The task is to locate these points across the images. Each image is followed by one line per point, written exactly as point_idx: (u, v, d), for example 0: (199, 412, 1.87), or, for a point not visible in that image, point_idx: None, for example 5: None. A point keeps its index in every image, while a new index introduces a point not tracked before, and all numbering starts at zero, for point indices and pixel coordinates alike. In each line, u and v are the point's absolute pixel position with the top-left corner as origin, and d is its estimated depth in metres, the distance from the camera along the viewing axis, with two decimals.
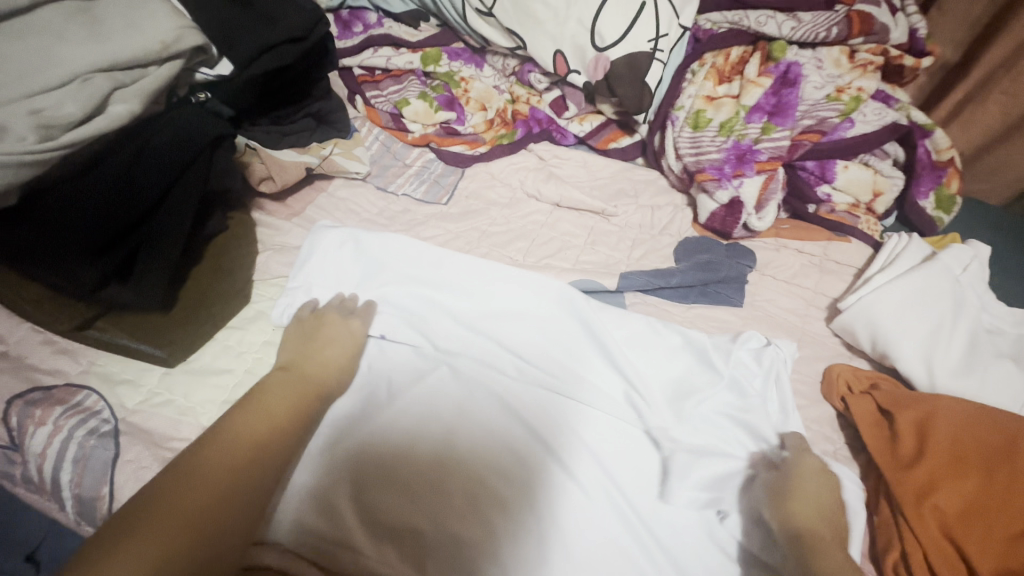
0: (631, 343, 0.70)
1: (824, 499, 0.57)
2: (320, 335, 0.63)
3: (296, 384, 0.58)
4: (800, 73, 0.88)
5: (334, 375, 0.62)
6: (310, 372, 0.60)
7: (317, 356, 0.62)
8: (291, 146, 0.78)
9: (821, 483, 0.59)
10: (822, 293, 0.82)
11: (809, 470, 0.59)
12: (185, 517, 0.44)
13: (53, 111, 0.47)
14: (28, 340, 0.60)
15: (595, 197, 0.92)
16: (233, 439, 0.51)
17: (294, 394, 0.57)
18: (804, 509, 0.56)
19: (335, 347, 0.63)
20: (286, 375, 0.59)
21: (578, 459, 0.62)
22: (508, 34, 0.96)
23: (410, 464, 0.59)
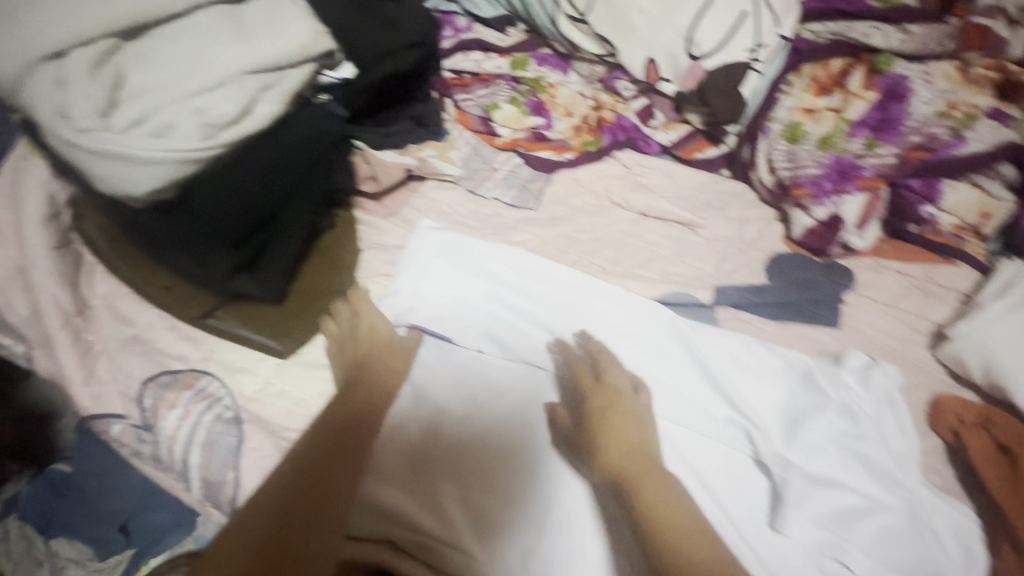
0: (732, 363, 0.69)
1: (631, 435, 0.58)
2: (371, 338, 0.64)
3: (353, 400, 0.60)
4: (909, 87, 0.85)
5: (391, 379, 0.63)
6: (365, 385, 0.62)
7: (373, 363, 0.63)
8: (393, 147, 0.81)
9: (629, 406, 0.61)
10: (925, 318, 0.79)
11: (605, 407, 0.60)
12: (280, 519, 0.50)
13: (214, 111, 0.51)
14: (154, 325, 0.63)
15: (682, 208, 0.90)
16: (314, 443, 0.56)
17: (353, 409, 0.59)
18: (611, 453, 0.57)
19: (376, 344, 0.64)
20: (349, 386, 0.61)
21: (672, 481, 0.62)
22: (600, 41, 0.96)
23: (503, 476, 0.59)
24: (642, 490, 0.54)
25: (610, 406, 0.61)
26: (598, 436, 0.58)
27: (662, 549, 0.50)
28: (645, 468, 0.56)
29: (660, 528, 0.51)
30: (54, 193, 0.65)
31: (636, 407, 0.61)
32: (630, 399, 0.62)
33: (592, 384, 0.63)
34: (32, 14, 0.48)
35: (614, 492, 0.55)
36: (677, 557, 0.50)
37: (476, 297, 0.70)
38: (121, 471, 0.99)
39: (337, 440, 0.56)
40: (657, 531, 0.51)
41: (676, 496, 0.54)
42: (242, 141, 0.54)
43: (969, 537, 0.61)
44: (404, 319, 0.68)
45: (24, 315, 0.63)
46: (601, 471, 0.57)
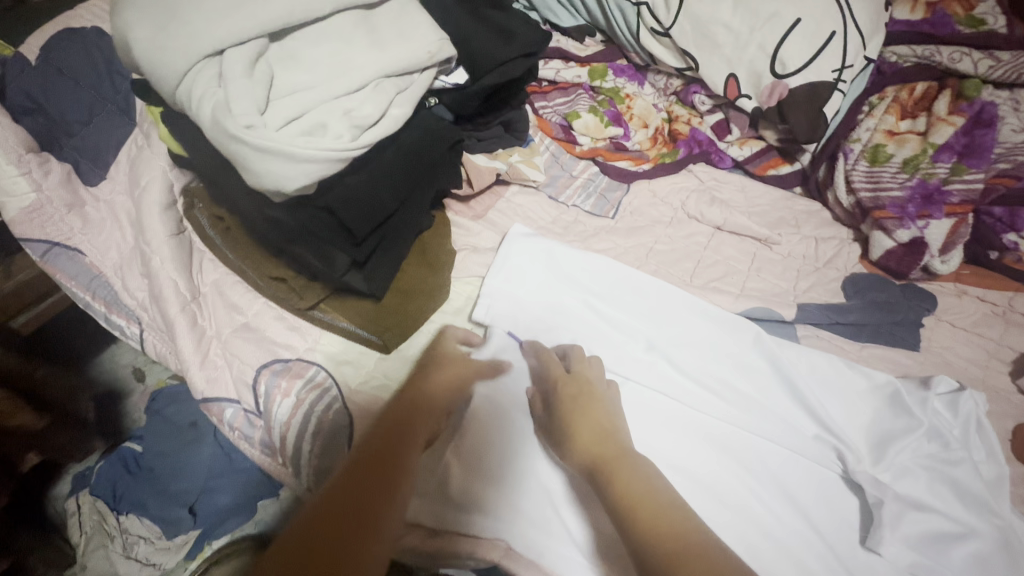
0: (818, 380, 0.70)
1: (602, 424, 0.57)
2: (443, 356, 0.63)
3: (401, 408, 0.55)
4: (996, 113, 0.85)
5: (457, 391, 0.60)
6: (408, 400, 0.56)
7: (428, 379, 0.59)
8: (483, 151, 0.82)
9: (590, 392, 0.60)
10: (1007, 346, 0.79)
11: (575, 396, 0.59)
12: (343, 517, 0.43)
13: (359, 111, 0.52)
14: (263, 314, 0.65)
15: (758, 223, 0.91)
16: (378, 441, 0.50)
17: (405, 409, 0.55)
18: (581, 441, 0.55)
19: (451, 358, 0.63)
20: (394, 404, 0.56)
21: (726, 507, 0.60)
22: (681, 55, 0.96)
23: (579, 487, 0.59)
24: (614, 471, 0.52)
25: (580, 394, 0.60)
26: (565, 425, 0.57)
27: (637, 526, 0.47)
28: (617, 450, 0.54)
29: (641, 508, 0.48)
30: (172, 182, 0.68)
31: (605, 397, 0.60)
32: (595, 383, 0.62)
33: (562, 376, 0.62)
34: (198, 18, 0.51)
35: (589, 477, 0.53)
36: (652, 530, 0.46)
37: (570, 303, 0.72)
38: (186, 450, 0.99)
39: (371, 468, 0.47)
40: (631, 507, 0.48)
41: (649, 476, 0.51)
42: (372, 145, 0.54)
43: None
44: (499, 326, 0.69)
45: (142, 298, 0.66)
46: (576, 459, 0.55)
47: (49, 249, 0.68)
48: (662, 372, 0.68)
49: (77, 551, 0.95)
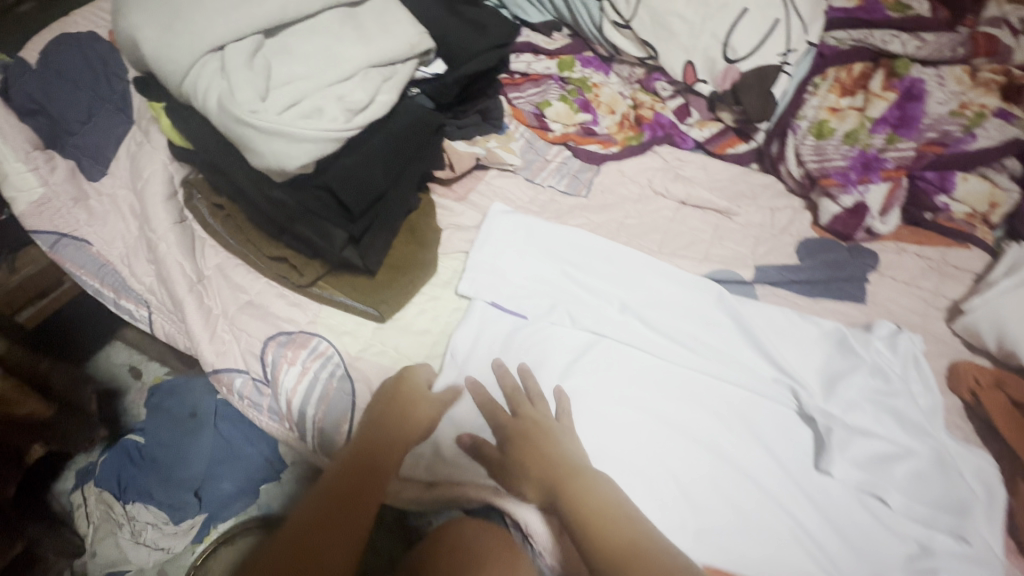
0: (775, 330, 0.78)
1: (553, 452, 0.58)
2: (411, 392, 0.64)
3: (367, 443, 0.58)
4: (924, 89, 0.94)
5: (420, 430, 0.62)
6: (368, 443, 0.58)
7: (399, 417, 0.61)
8: (462, 139, 0.88)
9: (548, 432, 0.60)
10: (942, 295, 0.88)
11: (527, 433, 0.60)
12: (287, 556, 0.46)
13: (350, 97, 0.58)
14: (266, 292, 0.70)
15: (719, 197, 0.99)
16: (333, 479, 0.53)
17: (370, 444, 0.58)
18: (533, 466, 0.57)
19: (413, 398, 0.63)
20: (365, 436, 0.58)
21: (680, 469, 0.65)
22: (642, 45, 1.04)
23: None
24: (569, 486, 0.54)
25: (529, 431, 0.60)
26: (520, 455, 0.59)
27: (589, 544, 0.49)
28: (571, 465, 0.56)
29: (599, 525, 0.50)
30: (173, 174, 0.73)
31: (555, 430, 0.61)
32: (548, 421, 0.62)
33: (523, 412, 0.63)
34: (200, 16, 0.56)
35: (547, 500, 0.55)
36: (598, 542, 0.49)
37: (549, 274, 0.79)
38: (186, 439, 1.03)
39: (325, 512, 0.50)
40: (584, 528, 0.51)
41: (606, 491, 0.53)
42: (337, 179, 0.60)
43: (990, 478, 0.67)
44: (482, 297, 0.74)
45: (149, 282, 0.70)
46: (533, 489, 0.57)
47: (57, 241, 0.72)
48: (638, 331, 0.75)
49: (85, 542, 0.97)
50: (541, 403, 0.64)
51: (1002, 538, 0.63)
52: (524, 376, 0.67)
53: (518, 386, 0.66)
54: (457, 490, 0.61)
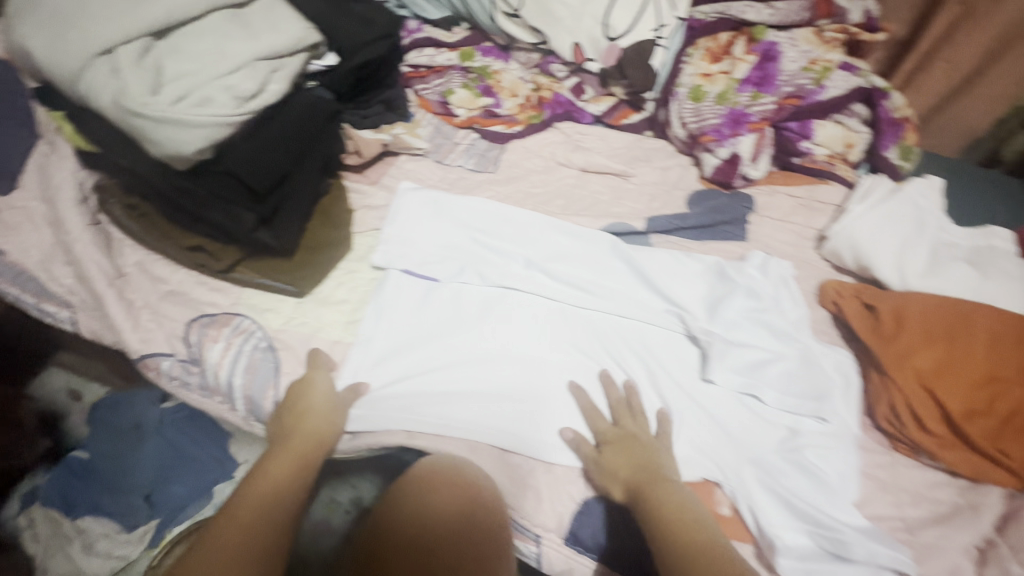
0: (663, 267, 0.87)
1: (647, 463, 0.64)
2: (308, 405, 0.66)
3: (277, 465, 0.62)
4: (779, 51, 1.07)
5: (323, 444, 0.65)
6: (271, 475, 0.61)
7: (304, 428, 0.65)
8: (367, 127, 0.94)
9: (645, 445, 0.66)
10: (811, 227, 1.00)
11: (632, 440, 0.66)
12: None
13: (240, 86, 0.64)
14: (187, 281, 0.74)
15: (616, 162, 1.09)
16: (243, 505, 0.58)
17: (279, 464, 0.62)
18: (625, 471, 0.63)
19: (313, 407, 0.66)
20: (276, 456, 0.63)
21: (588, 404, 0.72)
22: (532, 31, 1.14)
23: (487, 380, 0.73)
24: (656, 492, 0.61)
25: (633, 440, 0.67)
26: (615, 457, 0.65)
27: (677, 545, 0.56)
28: (658, 475, 0.63)
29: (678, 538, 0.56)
30: (83, 180, 0.77)
31: (653, 444, 0.67)
32: (647, 437, 0.68)
33: (614, 426, 0.68)
34: (89, 21, 0.61)
35: (631, 503, 0.62)
36: (685, 548, 0.55)
37: (461, 241, 0.85)
38: (133, 450, 1.04)
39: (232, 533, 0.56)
40: (671, 534, 0.57)
41: (684, 497, 0.60)
42: (234, 165, 0.66)
43: (847, 369, 0.78)
44: (396, 266, 0.80)
45: (70, 283, 0.74)
46: (619, 490, 0.63)
47: None
48: (544, 284, 0.83)
49: (34, 562, 0.96)
50: (640, 416, 0.70)
51: (856, 415, 0.75)
52: (629, 388, 0.72)
53: (623, 398, 0.72)
54: (374, 438, 0.68)
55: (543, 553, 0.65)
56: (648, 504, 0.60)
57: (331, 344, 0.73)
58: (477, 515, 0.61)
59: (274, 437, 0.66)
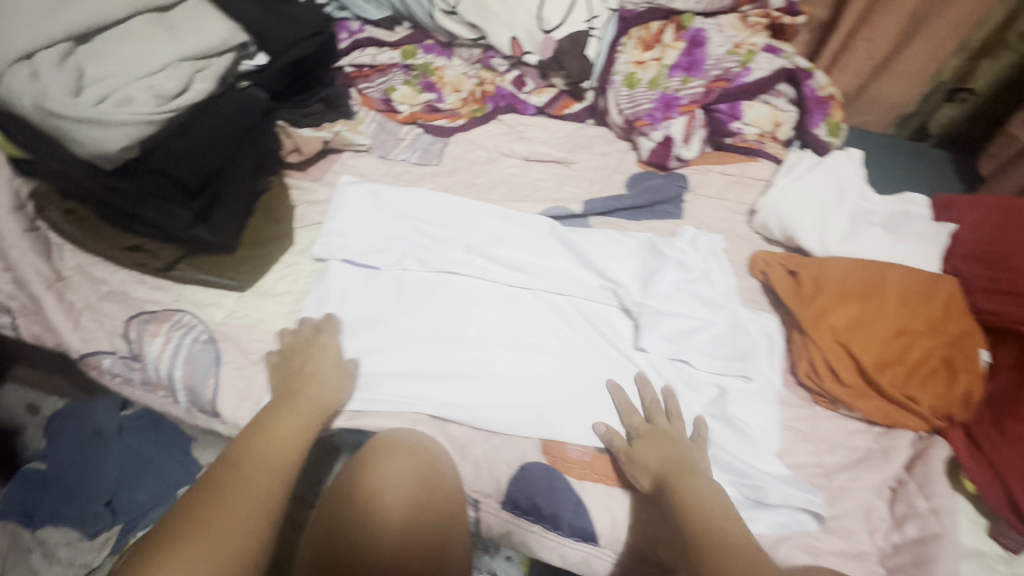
0: (599, 246, 0.90)
1: (675, 458, 0.64)
2: (317, 368, 0.68)
3: (283, 422, 0.62)
4: (706, 37, 1.11)
5: (327, 408, 0.66)
6: (277, 429, 0.61)
7: (313, 391, 0.66)
8: (309, 125, 0.95)
9: (677, 444, 0.66)
10: (743, 202, 1.04)
11: (662, 436, 0.67)
12: (208, 516, 0.51)
13: (163, 85, 0.67)
14: (128, 281, 0.76)
15: (558, 150, 1.12)
16: (252, 455, 0.58)
17: (285, 421, 0.62)
18: (653, 462, 0.64)
19: (320, 369, 0.68)
20: (284, 412, 0.63)
21: (536, 375, 0.75)
22: (470, 27, 1.17)
23: (435, 359, 0.75)
24: (683, 482, 0.60)
25: (665, 437, 0.67)
26: (642, 450, 0.66)
27: (696, 529, 0.55)
28: (685, 467, 0.62)
29: (703, 517, 0.56)
30: (19, 188, 0.78)
31: (681, 441, 0.67)
32: (681, 437, 0.67)
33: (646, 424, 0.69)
34: (6, 28, 0.62)
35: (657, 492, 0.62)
36: (712, 537, 0.54)
37: (402, 231, 0.87)
38: (92, 458, 1.05)
39: (239, 475, 0.56)
40: (693, 522, 0.56)
41: (712, 491, 0.60)
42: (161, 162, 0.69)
43: (772, 331, 0.83)
44: (336, 257, 0.82)
45: (8, 289, 0.75)
46: (644, 479, 0.63)
47: None
48: (487, 266, 0.85)
49: None
50: (677, 419, 0.70)
51: (780, 373, 0.79)
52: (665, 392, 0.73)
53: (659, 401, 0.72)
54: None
55: (481, 518, 0.69)
56: (675, 492, 0.59)
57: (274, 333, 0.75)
58: (433, 480, 0.64)
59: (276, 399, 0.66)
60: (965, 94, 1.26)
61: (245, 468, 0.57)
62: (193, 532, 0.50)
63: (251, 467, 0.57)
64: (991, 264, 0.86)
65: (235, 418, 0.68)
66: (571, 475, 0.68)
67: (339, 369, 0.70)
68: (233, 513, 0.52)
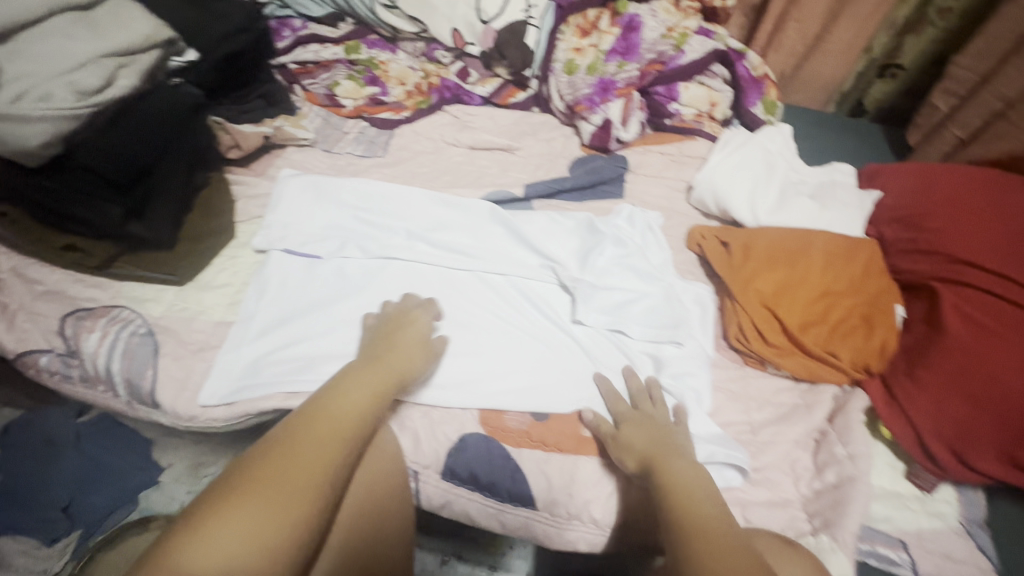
0: (539, 228, 0.92)
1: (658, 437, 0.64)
2: (406, 338, 0.70)
3: (361, 386, 0.60)
4: (641, 22, 1.13)
5: (403, 377, 0.65)
6: (357, 391, 0.59)
7: (398, 359, 0.66)
8: (248, 121, 0.96)
9: (662, 429, 0.66)
10: (682, 179, 1.08)
11: (649, 423, 0.66)
12: (293, 467, 0.48)
13: (82, 81, 0.68)
14: (64, 280, 0.76)
15: (502, 138, 1.14)
16: (329, 413, 0.54)
17: (368, 385, 0.60)
18: (638, 443, 0.63)
19: (405, 340, 0.69)
20: (361, 373, 0.61)
21: (480, 351, 0.77)
22: (411, 20, 1.19)
23: None
24: (664, 466, 0.58)
25: (652, 425, 0.66)
26: (624, 433, 0.66)
27: (679, 512, 0.52)
28: (666, 450, 0.61)
29: (682, 500, 0.53)
30: None
31: (666, 426, 0.67)
32: (665, 422, 0.68)
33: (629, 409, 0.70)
34: None
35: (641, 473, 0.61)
36: (687, 517, 0.51)
37: (343, 220, 0.89)
38: (45, 465, 1.01)
39: (328, 430, 0.52)
40: (677, 507, 0.53)
41: (694, 475, 0.57)
42: (89, 159, 0.71)
43: (704, 299, 0.86)
44: (276, 247, 0.83)
45: None
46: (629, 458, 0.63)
47: None
48: (430, 249, 0.87)
49: None
50: (660, 403, 0.71)
51: (711, 338, 0.83)
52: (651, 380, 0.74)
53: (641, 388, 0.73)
54: (253, 404, 0.69)
55: (422, 489, 0.70)
56: (659, 469, 0.58)
57: (214, 324, 0.76)
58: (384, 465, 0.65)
59: (358, 360, 0.65)
60: (895, 70, 1.32)
61: (320, 422, 0.53)
62: (278, 483, 0.46)
63: (332, 422, 0.54)
64: (910, 227, 0.92)
65: (175, 407, 0.69)
66: (508, 443, 0.71)
67: (426, 343, 0.71)
68: (317, 469, 0.49)
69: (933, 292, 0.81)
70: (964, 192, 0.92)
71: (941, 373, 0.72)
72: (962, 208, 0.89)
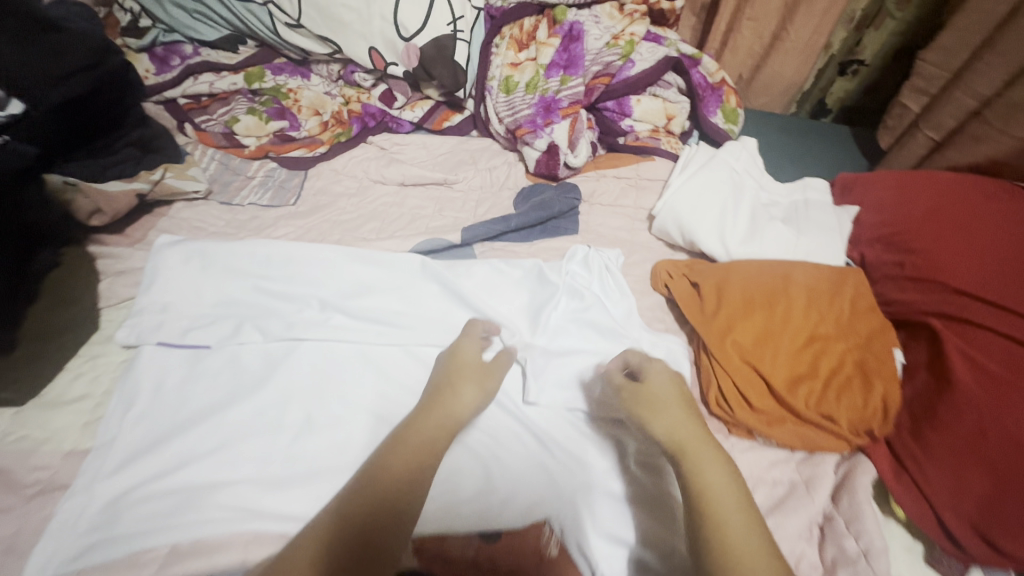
0: (481, 284, 0.78)
1: (673, 394, 0.61)
2: (463, 367, 0.66)
3: (413, 443, 0.57)
4: (582, 29, 1.03)
5: (458, 419, 0.61)
6: (409, 448, 0.56)
7: (452, 398, 0.62)
8: (115, 178, 0.79)
9: (662, 390, 0.62)
10: (641, 207, 0.95)
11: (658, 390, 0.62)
12: (351, 546, 0.48)
13: None
14: None
15: (436, 171, 0.98)
16: (384, 471, 0.54)
17: (427, 435, 0.58)
18: (654, 415, 0.59)
19: (459, 376, 0.65)
20: (420, 420, 0.59)
21: None
22: (322, 41, 1.05)
23: (285, 461, 0.60)
24: (690, 454, 0.54)
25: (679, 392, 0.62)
26: (643, 395, 0.61)
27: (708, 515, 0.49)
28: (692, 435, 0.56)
29: (712, 506, 0.50)
30: None
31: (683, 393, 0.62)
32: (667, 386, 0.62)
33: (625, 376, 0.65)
34: None
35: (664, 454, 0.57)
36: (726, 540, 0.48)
37: (239, 293, 0.73)
38: None
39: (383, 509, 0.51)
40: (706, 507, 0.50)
41: (722, 467, 0.53)
42: None
43: (679, 356, 0.73)
44: (148, 341, 0.67)
45: None
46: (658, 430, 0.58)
47: None
48: (351, 322, 0.72)
49: None
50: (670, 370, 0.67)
51: None
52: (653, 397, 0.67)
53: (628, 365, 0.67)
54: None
55: None
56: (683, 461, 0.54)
57: (61, 457, 0.59)
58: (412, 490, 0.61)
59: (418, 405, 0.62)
60: (857, 66, 1.23)
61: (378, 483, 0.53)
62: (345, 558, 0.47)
63: (391, 482, 0.53)
64: (895, 248, 0.81)
65: None
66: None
67: (480, 369, 0.66)
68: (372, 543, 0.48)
69: (932, 333, 0.70)
70: (947, 204, 0.82)
71: (952, 436, 0.61)
72: (945, 223, 0.79)
